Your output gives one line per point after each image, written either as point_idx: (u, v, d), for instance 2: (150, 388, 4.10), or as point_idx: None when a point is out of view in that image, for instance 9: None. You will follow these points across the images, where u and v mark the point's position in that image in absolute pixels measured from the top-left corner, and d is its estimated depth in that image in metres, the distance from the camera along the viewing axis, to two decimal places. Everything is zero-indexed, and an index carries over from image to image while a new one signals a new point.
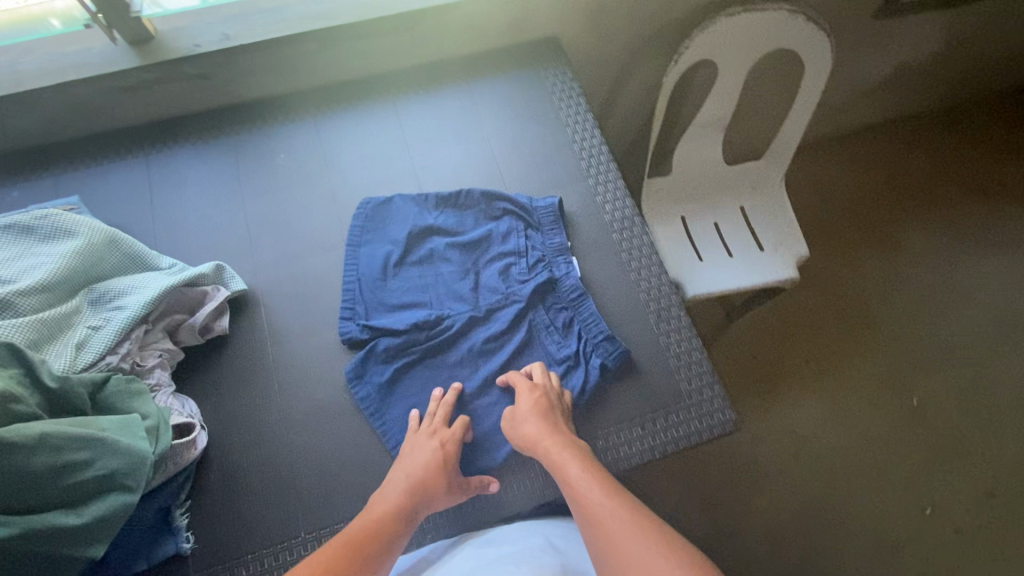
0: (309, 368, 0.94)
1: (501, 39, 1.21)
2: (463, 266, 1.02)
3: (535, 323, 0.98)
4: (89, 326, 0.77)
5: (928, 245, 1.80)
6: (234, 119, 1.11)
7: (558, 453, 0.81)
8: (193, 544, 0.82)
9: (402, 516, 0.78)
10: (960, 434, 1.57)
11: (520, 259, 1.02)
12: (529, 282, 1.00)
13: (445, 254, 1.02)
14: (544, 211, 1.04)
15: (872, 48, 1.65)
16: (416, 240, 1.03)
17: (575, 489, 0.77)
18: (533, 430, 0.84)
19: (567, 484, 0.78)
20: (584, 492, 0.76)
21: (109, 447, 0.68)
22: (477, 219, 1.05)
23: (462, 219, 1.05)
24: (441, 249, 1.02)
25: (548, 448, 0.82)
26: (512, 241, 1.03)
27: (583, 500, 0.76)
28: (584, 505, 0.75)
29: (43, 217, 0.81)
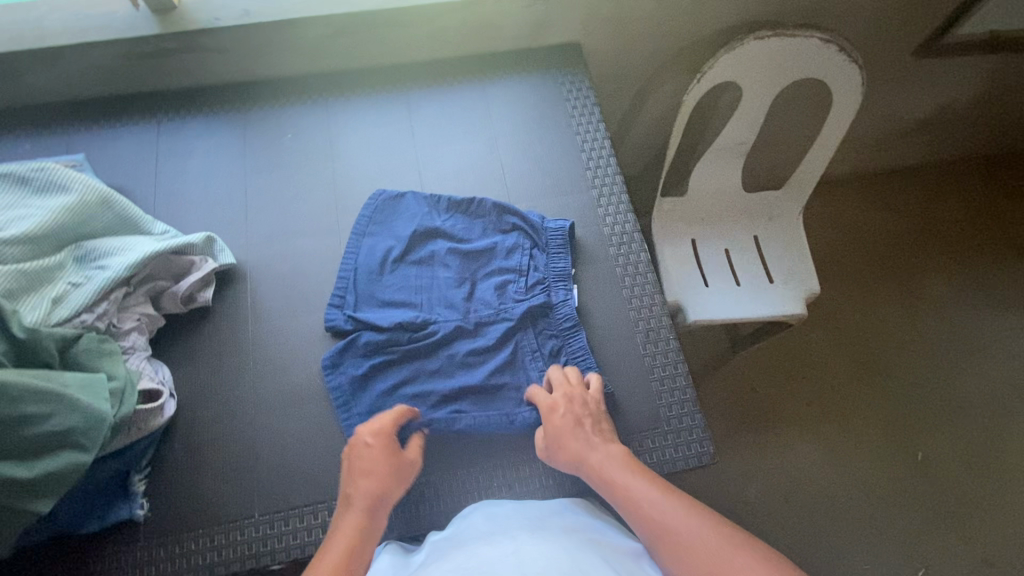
0: (286, 349, 0.93)
1: (522, 42, 1.20)
2: (463, 275, 0.99)
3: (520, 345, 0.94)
4: (69, 282, 0.78)
5: (950, 296, 1.72)
6: (248, 95, 1.11)
7: (597, 459, 0.78)
8: (147, 511, 0.82)
9: (371, 536, 0.71)
10: (964, 497, 1.49)
11: (519, 278, 0.98)
12: (524, 302, 0.96)
13: (443, 256, 1.00)
14: (551, 233, 1.00)
15: (908, 87, 1.59)
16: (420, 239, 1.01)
17: (623, 491, 0.74)
18: (566, 436, 0.81)
19: (619, 489, 0.74)
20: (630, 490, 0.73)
21: (69, 403, 0.68)
22: (484, 229, 1.03)
23: (470, 227, 1.03)
24: (440, 252, 1.00)
25: (586, 454, 0.79)
26: (514, 259, 1.00)
27: (632, 501, 0.72)
28: (637, 506, 0.71)
29: (39, 170, 0.82)
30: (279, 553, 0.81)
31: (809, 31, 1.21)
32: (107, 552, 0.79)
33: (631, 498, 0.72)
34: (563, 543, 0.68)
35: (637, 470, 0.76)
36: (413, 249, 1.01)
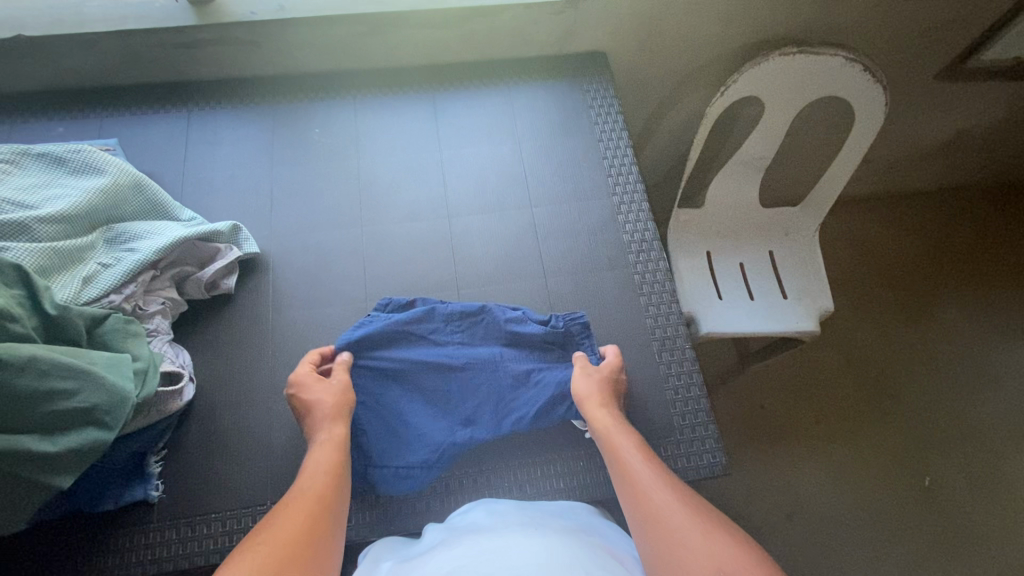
0: (304, 339, 0.94)
1: (548, 48, 1.21)
2: (477, 366, 0.91)
3: (502, 392, 0.89)
4: (99, 262, 0.79)
5: (963, 321, 1.72)
6: (277, 89, 1.13)
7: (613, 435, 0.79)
8: (161, 493, 0.82)
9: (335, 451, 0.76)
10: (971, 524, 1.48)
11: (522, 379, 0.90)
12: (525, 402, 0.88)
13: (464, 353, 0.92)
14: (566, 319, 0.94)
15: (930, 108, 1.59)
16: (428, 350, 0.92)
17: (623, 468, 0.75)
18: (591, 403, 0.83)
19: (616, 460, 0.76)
20: (629, 462, 0.75)
21: (96, 381, 0.70)
22: (489, 338, 0.94)
23: (478, 334, 0.94)
24: (449, 343, 0.92)
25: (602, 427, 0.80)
26: (527, 350, 0.93)
27: (635, 488, 0.72)
28: (634, 491, 0.72)
29: (76, 152, 0.83)
30: None
31: (834, 49, 1.22)
32: (121, 531, 0.80)
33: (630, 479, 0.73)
34: (552, 541, 0.69)
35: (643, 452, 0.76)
36: (432, 349, 0.92)
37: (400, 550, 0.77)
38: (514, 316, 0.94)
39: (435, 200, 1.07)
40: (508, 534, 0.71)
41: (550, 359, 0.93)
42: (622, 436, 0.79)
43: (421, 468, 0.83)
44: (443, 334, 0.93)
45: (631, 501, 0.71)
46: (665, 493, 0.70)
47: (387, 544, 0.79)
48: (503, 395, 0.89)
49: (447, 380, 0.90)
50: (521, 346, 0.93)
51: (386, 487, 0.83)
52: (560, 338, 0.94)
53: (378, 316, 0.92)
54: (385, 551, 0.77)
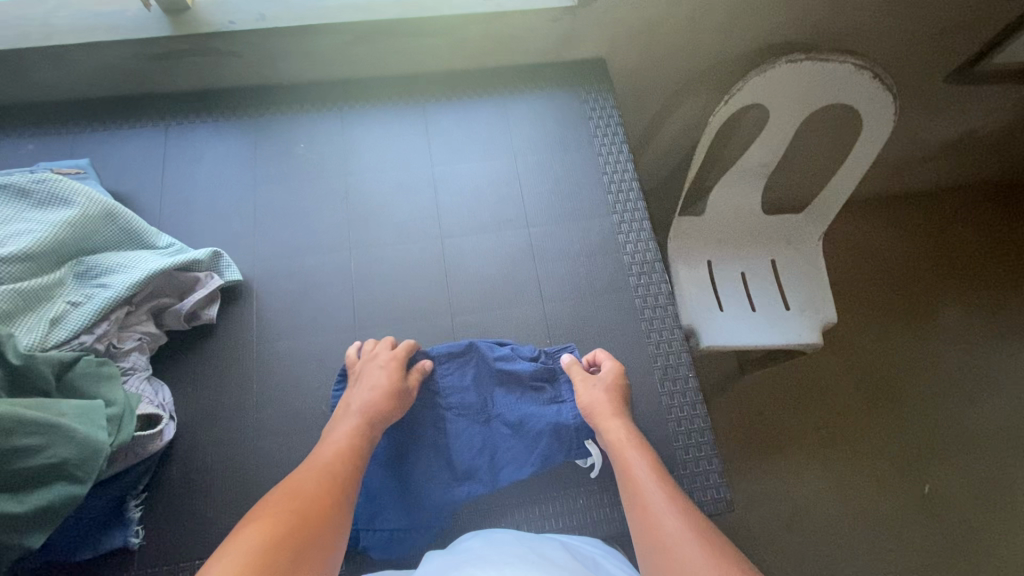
0: (290, 372, 0.90)
1: (545, 56, 1.15)
2: (468, 412, 0.89)
3: (495, 438, 0.87)
4: (69, 301, 0.75)
5: (966, 326, 1.69)
6: (259, 100, 1.07)
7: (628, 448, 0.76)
8: (142, 539, 0.79)
9: (357, 450, 0.75)
10: (970, 532, 1.46)
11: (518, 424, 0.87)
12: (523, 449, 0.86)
13: (454, 399, 0.89)
14: (555, 354, 0.91)
15: (938, 112, 1.55)
16: (414, 398, 0.89)
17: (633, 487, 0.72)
18: (605, 413, 0.81)
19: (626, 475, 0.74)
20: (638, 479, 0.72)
21: (65, 433, 0.65)
22: (481, 379, 0.90)
23: (468, 378, 0.90)
24: (437, 390, 0.89)
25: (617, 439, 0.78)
26: (518, 391, 0.90)
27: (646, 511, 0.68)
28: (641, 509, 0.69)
29: (41, 181, 0.78)
30: None
31: (843, 55, 1.17)
32: None
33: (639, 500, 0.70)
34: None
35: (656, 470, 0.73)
36: (420, 397, 0.89)
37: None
38: (503, 354, 0.90)
39: (426, 219, 1.02)
40: (505, 566, 0.67)
41: (543, 399, 0.90)
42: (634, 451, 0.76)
43: (427, 524, 0.82)
44: (430, 381, 0.90)
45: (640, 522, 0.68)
46: (676, 519, 0.66)
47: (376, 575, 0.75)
48: (496, 442, 0.87)
49: (437, 428, 0.88)
50: (512, 387, 0.90)
51: (378, 551, 0.81)
52: (550, 375, 0.91)
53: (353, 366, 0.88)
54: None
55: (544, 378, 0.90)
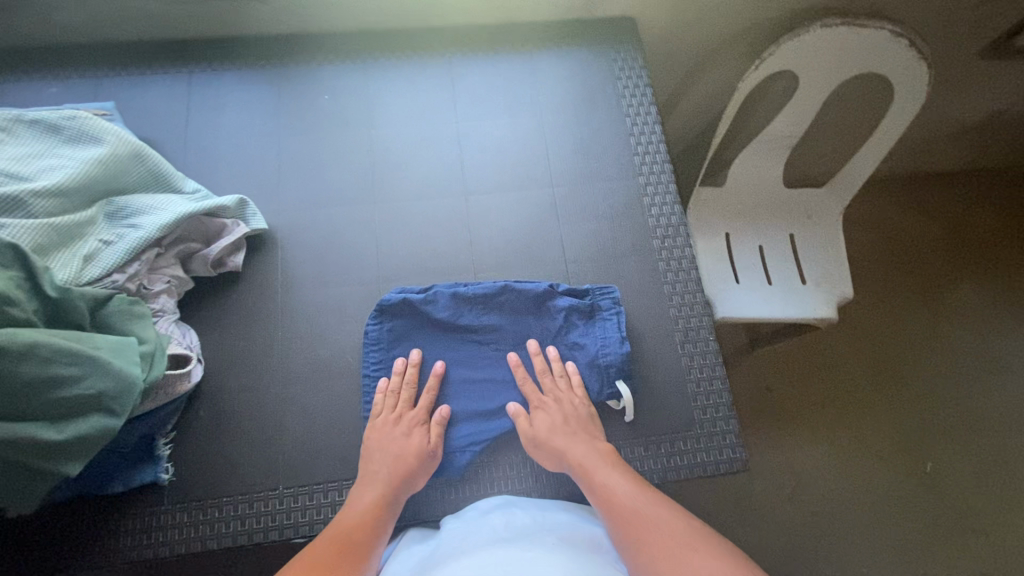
0: (313, 321, 0.91)
1: (574, 14, 1.13)
2: (504, 346, 0.91)
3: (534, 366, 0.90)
4: (101, 239, 0.75)
5: (980, 309, 1.68)
6: (285, 49, 1.06)
7: (581, 453, 0.79)
8: (171, 476, 0.81)
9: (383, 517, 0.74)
10: (968, 511, 1.48)
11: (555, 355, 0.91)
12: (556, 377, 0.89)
13: (490, 335, 0.91)
14: (596, 293, 0.93)
15: (969, 88, 1.52)
16: (452, 334, 0.90)
17: (599, 489, 0.75)
18: (558, 436, 0.81)
19: (585, 473, 0.77)
20: (596, 474, 0.76)
21: (102, 366, 0.67)
22: (517, 316, 0.92)
23: (502, 320, 0.91)
24: (474, 327, 0.90)
25: (572, 452, 0.79)
26: (558, 327, 0.91)
27: (613, 501, 0.73)
28: (611, 503, 0.73)
29: (72, 119, 0.78)
30: (302, 526, 0.80)
31: (880, 21, 1.14)
32: (131, 513, 0.79)
33: (608, 497, 0.73)
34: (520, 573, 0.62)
35: (617, 469, 0.77)
36: (453, 336, 0.90)
37: (412, 559, 0.75)
38: (543, 290, 0.92)
39: (451, 175, 1.01)
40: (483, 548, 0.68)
41: (577, 329, 0.91)
42: (585, 447, 0.80)
43: (461, 451, 0.84)
44: (467, 320, 0.90)
45: (613, 517, 0.71)
46: (653, 508, 0.70)
47: (401, 554, 0.76)
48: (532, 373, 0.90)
49: (474, 363, 0.90)
50: (547, 320, 0.92)
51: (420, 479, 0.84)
52: (587, 312, 0.92)
53: (394, 302, 0.89)
54: (393, 563, 0.75)
55: (582, 313, 0.92)
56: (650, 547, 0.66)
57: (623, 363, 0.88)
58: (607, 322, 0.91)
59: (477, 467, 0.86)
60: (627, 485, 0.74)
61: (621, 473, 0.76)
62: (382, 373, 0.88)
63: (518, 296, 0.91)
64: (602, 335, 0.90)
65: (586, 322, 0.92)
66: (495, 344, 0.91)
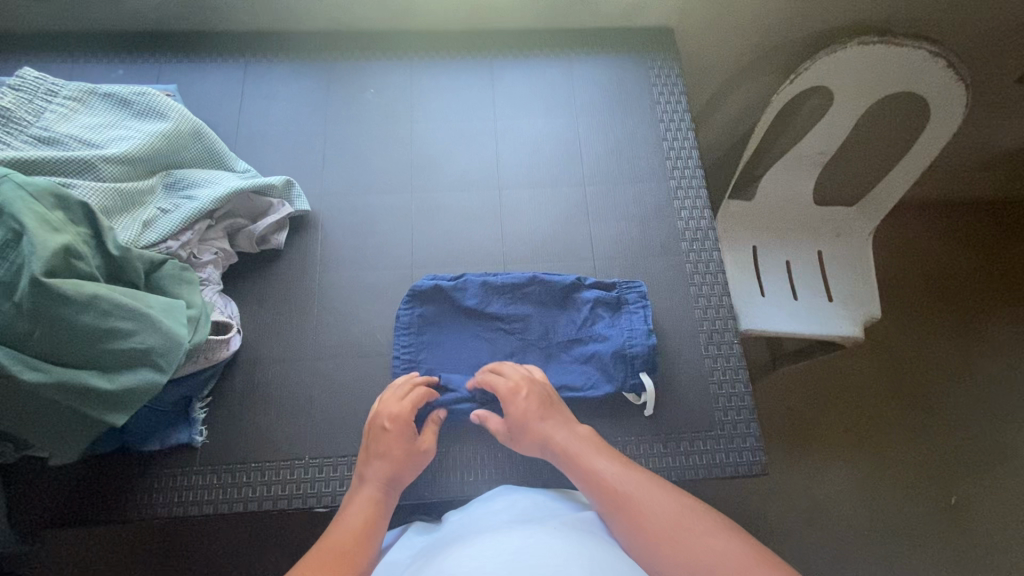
0: (347, 301, 0.94)
1: (613, 22, 1.17)
2: (531, 335, 0.93)
3: (559, 356, 0.92)
4: (159, 208, 0.80)
5: (1012, 339, 1.65)
6: (335, 45, 1.11)
7: (563, 439, 0.79)
8: (204, 439, 0.84)
9: (381, 520, 0.73)
10: (995, 547, 1.44)
11: (580, 347, 0.93)
12: (581, 368, 0.91)
13: (518, 324, 0.93)
14: (622, 287, 0.95)
15: (1009, 114, 1.51)
16: (481, 323, 0.93)
17: (586, 472, 0.75)
18: (534, 422, 0.81)
19: (569, 457, 0.78)
20: (581, 457, 0.77)
21: (153, 324, 0.71)
22: (544, 307, 0.94)
23: (529, 310, 0.93)
24: (502, 316, 0.93)
25: (554, 436, 0.80)
26: (584, 318, 0.93)
27: (597, 483, 0.73)
28: (600, 483, 0.73)
29: (141, 95, 0.84)
30: (325, 496, 0.83)
31: (919, 41, 1.15)
32: (165, 471, 0.82)
33: (597, 477, 0.74)
34: (512, 543, 0.63)
35: (600, 450, 0.78)
36: (482, 324, 0.93)
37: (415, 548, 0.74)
38: (570, 283, 0.94)
39: (486, 170, 1.05)
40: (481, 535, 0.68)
41: (601, 321, 0.94)
42: (564, 432, 0.80)
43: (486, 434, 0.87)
44: (495, 310, 0.93)
45: (601, 500, 0.72)
46: (644, 487, 0.71)
47: (404, 543, 0.76)
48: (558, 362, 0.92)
49: (501, 350, 0.92)
50: (573, 312, 0.94)
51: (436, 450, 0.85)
52: (612, 304, 0.94)
53: (426, 291, 0.92)
54: (395, 552, 0.74)
55: (607, 306, 0.94)
56: (649, 523, 0.67)
57: (649, 352, 0.89)
58: (633, 315, 0.93)
59: (496, 452, 0.88)
60: (613, 466, 0.75)
61: (605, 457, 0.77)
62: (414, 359, 0.90)
63: (545, 288, 0.94)
64: (628, 326, 0.92)
65: (611, 316, 0.94)
66: (522, 333, 0.93)
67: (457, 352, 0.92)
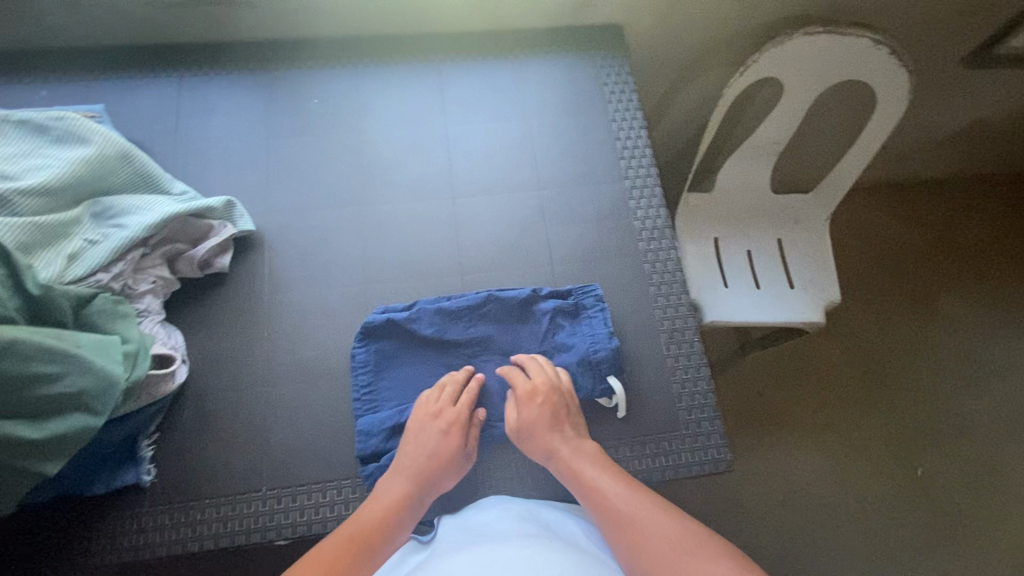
0: (299, 322, 0.91)
1: (562, 21, 1.15)
2: (493, 353, 0.91)
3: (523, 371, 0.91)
4: (86, 239, 0.76)
5: (966, 313, 1.70)
6: (274, 55, 1.07)
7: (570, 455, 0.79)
8: (154, 478, 0.81)
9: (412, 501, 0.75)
10: (961, 514, 1.49)
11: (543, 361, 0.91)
12: None
13: (479, 343, 0.91)
14: (579, 293, 0.94)
15: (952, 96, 1.55)
16: (440, 347, 0.90)
17: (588, 490, 0.75)
18: (541, 438, 0.80)
19: (571, 475, 0.77)
20: (584, 473, 0.77)
21: (83, 365, 0.67)
22: (505, 323, 0.92)
23: (489, 328, 0.91)
24: (462, 339, 0.90)
25: (557, 450, 0.79)
26: (545, 329, 0.92)
27: (601, 499, 0.74)
28: (601, 504, 0.73)
29: (59, 119, 0.79)
30: (285, 528, 0.80)
31: (862, 30, 1.17)
32: (114, 514, 0.78)
33: (598, 496, 0.74)
34: (515, 565, 0.65)
35: (603, 467, 0.77)
36: (442, 348, 0.90)
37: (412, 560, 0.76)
38: (528, 296, 0.92)
39: (438, 177, 1.02)
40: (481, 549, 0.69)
41: (562, 330, 0.92)
42: (568, 447, 0.80)
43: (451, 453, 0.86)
44: (454, 332, 0.90)
45: (606, 522, 0.72)
46: (647, 508, 0.71)
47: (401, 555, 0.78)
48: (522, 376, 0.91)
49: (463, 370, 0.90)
50: (534, 325, 0.92)
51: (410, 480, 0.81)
52: (572, 312, 0.93)
53: (379, 321, 0.88)
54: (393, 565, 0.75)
55: (567, 314, 0.93)
56: (649, 550, 0.67)
57: (612, 358, 0.89)
58: (594, 320, 0.92)
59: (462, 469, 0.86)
60: (617, 485, 0.75)
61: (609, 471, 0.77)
62: (373, 396, 0.86)
63: (502, 303, 0.92)
64: (590, 332, 0.91)
65: (572, 323, 0.93)
66: (483, 352, 0.91)
67: (416, 380, 0.88)
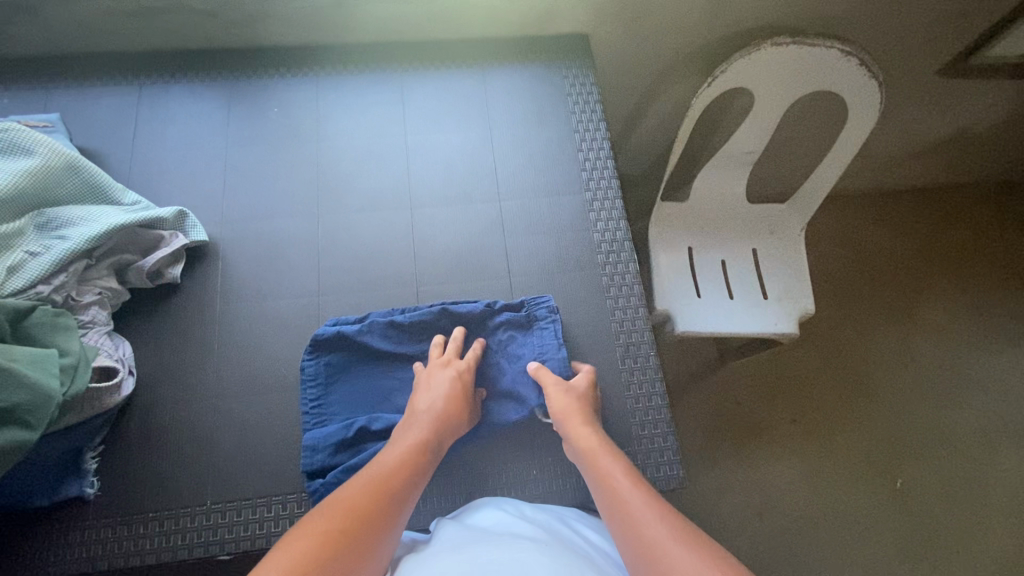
0: (250, 334, 0.90)
1: (527, 30, 1.14)
2: None
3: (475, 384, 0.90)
4: (27, 251, 0.76)
5: (946, 324, 1.69)
6: (235, 63, 1.07)
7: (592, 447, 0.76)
8: (97, 490, 0.80)
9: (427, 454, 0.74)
10: (937, 527, 1.47)
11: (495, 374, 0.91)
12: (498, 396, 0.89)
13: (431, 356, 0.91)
14: (531, 304, 0.93)
15: (929, 107, 1.54)
16: (392, 361, 0.90)
17: (605, 481, 0.71)
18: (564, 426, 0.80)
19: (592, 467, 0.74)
20: (604, 465, 0.73)
21: (17, 379, 0.66)
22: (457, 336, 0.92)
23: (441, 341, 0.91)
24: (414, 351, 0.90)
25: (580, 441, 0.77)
26: (497, 343, 0.92)
27: (616, 490, 0.70)
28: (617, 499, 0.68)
29: (2, 129, 0.78)
30: (228, 543, 0.79)
31: (831, 41, 1.16)
32: (56, 527, 0.78)
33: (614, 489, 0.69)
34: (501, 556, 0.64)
35: (627, 467, 0.73)
36: (393, 361, 0.90)
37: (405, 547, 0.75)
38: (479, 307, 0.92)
39: (397, 188, 1.02)
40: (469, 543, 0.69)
41: (513, 342, 0.92)
42: (596, 441, 0.77)
43: None
44: (406, 346, 0.90)
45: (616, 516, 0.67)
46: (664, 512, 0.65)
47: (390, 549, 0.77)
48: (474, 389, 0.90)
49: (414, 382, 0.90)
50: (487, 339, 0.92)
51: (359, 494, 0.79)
52: (523, 324, 0.92)
53: (328, 334, 0.88)
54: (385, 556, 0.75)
55: (518, 326, 0.92)
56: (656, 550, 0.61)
57: (560, 367, 0.88)
58: (545, 331, 0.91)
59: None
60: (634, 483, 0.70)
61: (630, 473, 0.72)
62: (322, 410, 0.86)
63: (455, 316, 0.91)
64: (540, 344, 0.91)
65: (523, 335, 0.92)
66: None
67: (366, 393, 0.88)
